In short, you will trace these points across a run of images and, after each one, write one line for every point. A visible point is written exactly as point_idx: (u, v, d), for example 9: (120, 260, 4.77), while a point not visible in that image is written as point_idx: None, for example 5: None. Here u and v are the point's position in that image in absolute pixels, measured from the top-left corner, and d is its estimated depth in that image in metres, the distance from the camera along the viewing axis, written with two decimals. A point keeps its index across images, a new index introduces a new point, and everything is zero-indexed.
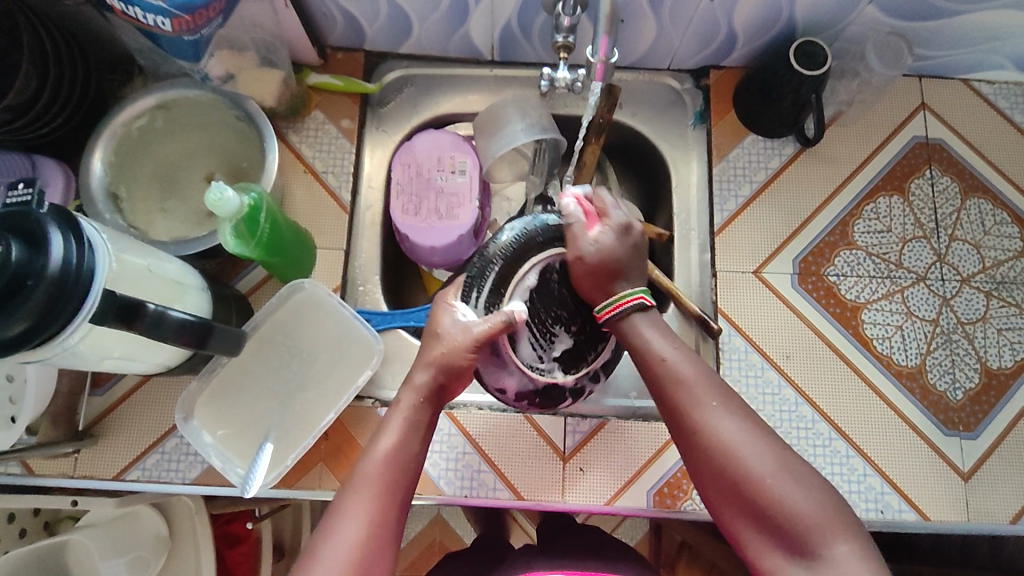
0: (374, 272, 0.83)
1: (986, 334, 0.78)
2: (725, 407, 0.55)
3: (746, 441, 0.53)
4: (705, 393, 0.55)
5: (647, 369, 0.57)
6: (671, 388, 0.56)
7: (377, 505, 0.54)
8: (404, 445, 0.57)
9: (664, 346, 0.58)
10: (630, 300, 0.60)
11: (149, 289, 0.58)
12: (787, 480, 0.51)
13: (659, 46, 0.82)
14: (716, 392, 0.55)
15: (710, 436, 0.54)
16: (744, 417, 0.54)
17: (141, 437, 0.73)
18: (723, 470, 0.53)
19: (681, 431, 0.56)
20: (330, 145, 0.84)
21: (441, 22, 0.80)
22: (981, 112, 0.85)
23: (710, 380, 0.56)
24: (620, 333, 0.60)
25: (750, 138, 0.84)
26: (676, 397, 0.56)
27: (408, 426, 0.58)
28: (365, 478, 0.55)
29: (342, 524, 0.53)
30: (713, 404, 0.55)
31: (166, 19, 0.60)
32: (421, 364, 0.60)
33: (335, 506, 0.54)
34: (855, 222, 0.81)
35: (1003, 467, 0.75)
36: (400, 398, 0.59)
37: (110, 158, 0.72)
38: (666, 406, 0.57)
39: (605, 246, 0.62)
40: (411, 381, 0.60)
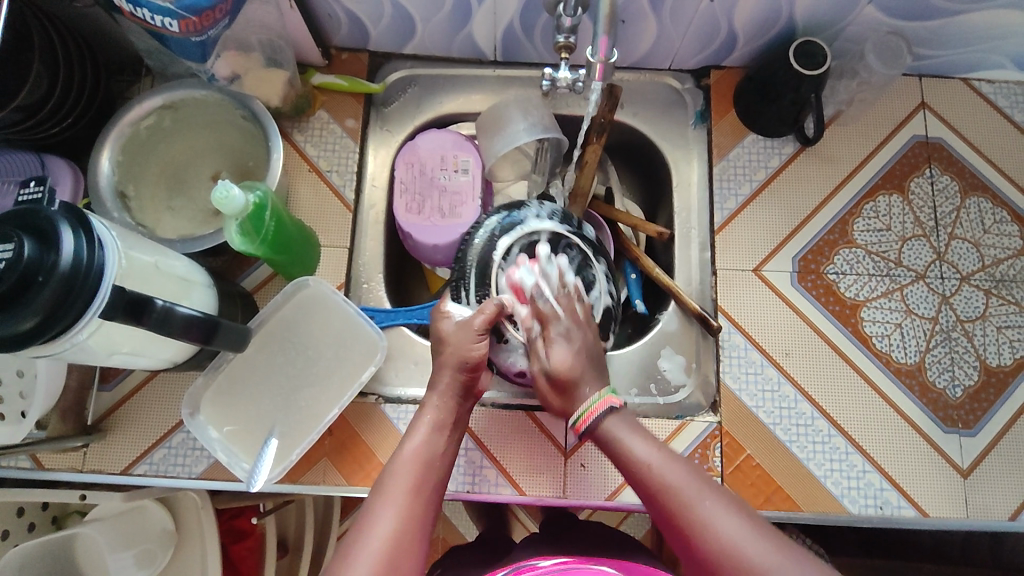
0: (378, 270, 0.84)
1: (985, 332, 0.79)
2: (719, 506, 0.52)
3: (745, 540, 0.49)
4: (693, 494, 0.53)
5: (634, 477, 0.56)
6: (663, 494, 0.54)
7: (415, 494, 0.55)
8: (432, 442, 0.60)
9: (648, 452, 0.56)
10: (602, 406, 0.58)
11: (157, 285, 0.59)
12: (795, 571, 0.48)
13: (660, 46, 0.83)
14: (701, 491, 0.53)
15: (708, 540, 0.50)
16: (737, 513, 0.51)
17: (149, 432, 0.74)
18: (726, 575, 0.49)
19: (680, 539, 0.52)
20: (335, 144, 0.85)
21: (444, 23, 0.81)
22: (981, 111, 0.86)
23: (698, 480, 0.54)
24: (600, 440, 0.59)
25: (751, 137, 0.85)
26: (666, 504, 0.53)
27: (435, 426, 0.61)
28: (401, 470, 0.57)
29: (383, 507, 0.54)
30: (706, 503, 0.52)
31: (174, 21, 0.61)
32: (441, 368, 0.64)
33: (375, 497, 0.55)
34: (854, 221, 0.82)
35: (1002, 464, 0.75)
36: (426, 402, 0.64)
37: (118, 157, 0.73)
38: (661, 515, 0.54)
39: (558, 360, 0.61)
40: (435, 384, 0.64)
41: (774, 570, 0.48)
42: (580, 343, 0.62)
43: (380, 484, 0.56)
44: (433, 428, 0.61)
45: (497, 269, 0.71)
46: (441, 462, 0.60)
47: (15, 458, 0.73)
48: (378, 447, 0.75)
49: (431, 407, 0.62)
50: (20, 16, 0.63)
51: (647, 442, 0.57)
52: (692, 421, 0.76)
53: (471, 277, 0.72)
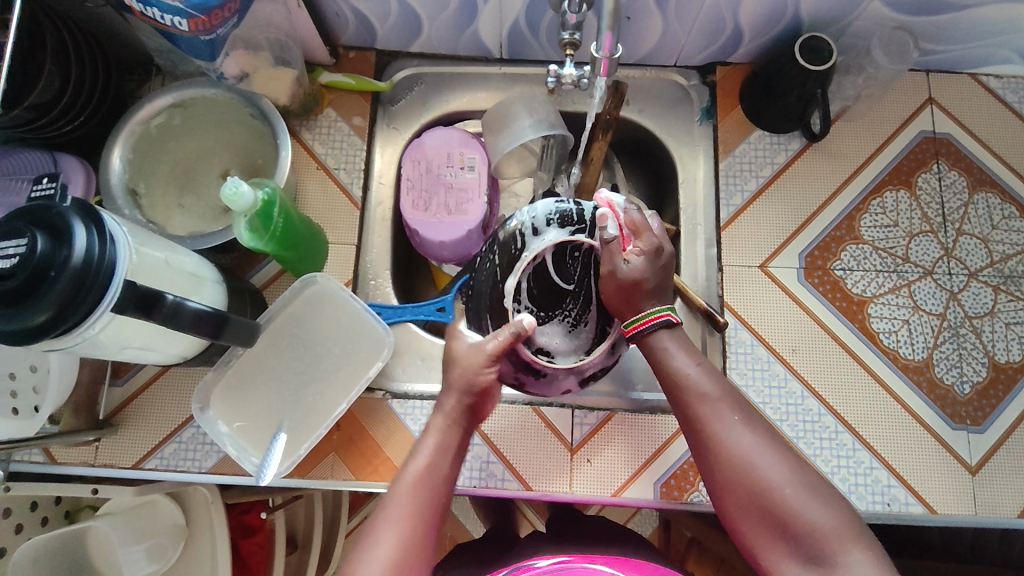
0: (385, 267, 0.85)
1: (994, 328, 0.78)
2: (743, 422, 0.55)
3: (762, 455, 0.54)
4: (723, 407, 0.56)
5: (668, 384, 0.59)
6: (692, 401, 0.57)
7: (411, 524, 0.54)
8: (434, 465, 0.58)
9: (683, 358, 0.59)
10: (658, 318, 0.60)
11: (167, 281, 0.60)
12: (803, 493, 0.52)
13: (665, 43, 0.83)
14: (733, 406, 0.56)
15: (728, 451, 0.54)
16: (759, 432, 0.55)
17: (159, 427, 0.75)
18: (739, 481, 0.53)
19: (699, 444, 0.56)
20: (342, 142, 0.85)
21: (450, 21, 0.81)
22: (989, 107, 0.85)
23: (731, 396, 0.57)
24: (646, 348, 0.61)
25: (756, 133, 0.85)
26: (694, 408, 0.57)
27: (439, 448, 0.60)
28: (399, 496, 0.56)
29: (379, 538, 0.53)
30: (732, 417, 0.55)
31: (183, 20, 0.62)
32: (449, 389, 0.62)
33: (374, 520, 0.55)
34: (862, 216, 0.82)
35: (1011, 461, 0.75)
36: (432, 422, 0.62)
37: (129, 155, 0.74)
38: (686, 417, 0.58)
39: (635, 271, 0.60)
40: (441, 405, 0.62)
41: (785, 487, 0.52)
42: (663, 259, 0.62)
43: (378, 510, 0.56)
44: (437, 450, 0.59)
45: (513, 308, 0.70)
46: (448, 483, 0.58)
47: (29, 452, 0.74)
48: (385, 442, 0.75)
49: (434, 430, 0.61)
50: (33, 16, 0.64)
51: (687, 350, 0.59)
52: None
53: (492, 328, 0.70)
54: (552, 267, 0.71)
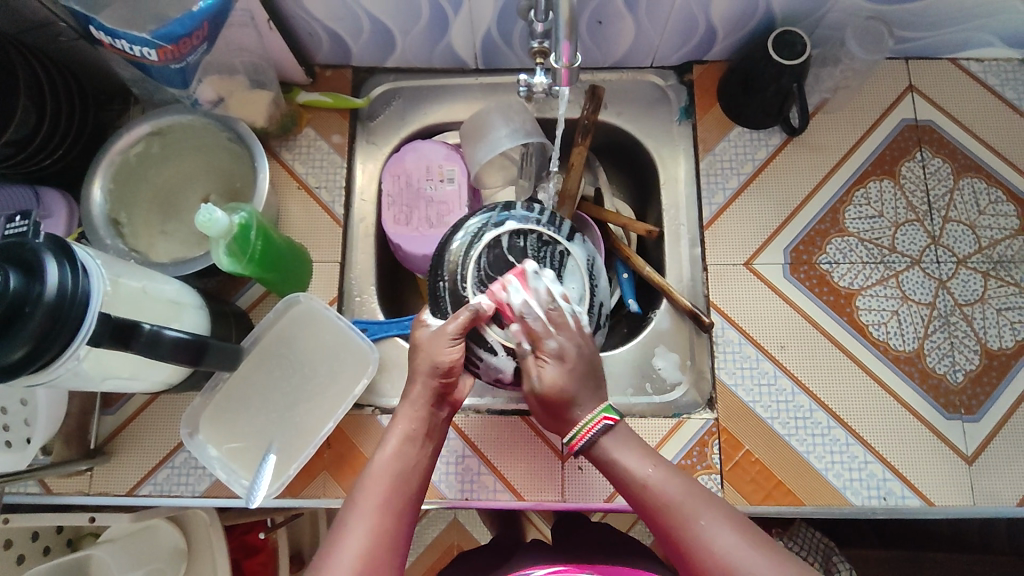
0: (370, 283, 0.85)
1: (985, 315, 0.77)
2: (715, 520, 0.53)
3: (743, 557, 0.51)
4: (691, 512, 0.54)
5: (631, 494, 0.57)
6: (658, 512, 0.56)
7: (383, 510, 0.54)
8: (403, 452, 0.58)
9: (643, 474, 0.57)
10: (595, 425, 0.58)
11: (146, 309, 0.60)
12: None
13: (639, 45, 0.83)
14: (701, 508, 0.54)
15: (707, 559, 0.52)
16: (734, 527, 0.53)
17: (152, 452, 0.76)
18: None
19: (681, 562, 0.54)
20: (322, 161, 0.86)
21: (423, 35, 0.82)
22: (971, 91, 0.84)
23: (694, 497, 0.55)
24: (595, 457, 0.60)
25: (736, 131, 0.84)
26: (665, 518, 0.55)
27: (407, 436, 0.59)
28: (371, 486, 0.56)
29: (350, 532, 0.53)
30: (702, 521, 0.53)
31: (152, 50, 0.63)
32: (413, 377, 0.62)
33: (344, 513, 0.55)
34: (846, 208, 0.81)
35: (1008, 448, 0.74)
36: (398, 411, 0.61)
37: (110, 185, 0.74)
38: (659, 530, 0.56)
39: (550, 380, 0.58)
40: (408, 393, 0.61)
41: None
42: (572, 361, 0.59)
43: (348, 506, 0.55)
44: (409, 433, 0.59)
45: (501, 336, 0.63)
46: (415, 468, 0.59)
47: (24, 484, 0.75)
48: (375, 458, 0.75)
49: (402, 417, 0.60)
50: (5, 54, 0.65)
51: (639, 453, 0.58)
52: (689, 419, 0.75)
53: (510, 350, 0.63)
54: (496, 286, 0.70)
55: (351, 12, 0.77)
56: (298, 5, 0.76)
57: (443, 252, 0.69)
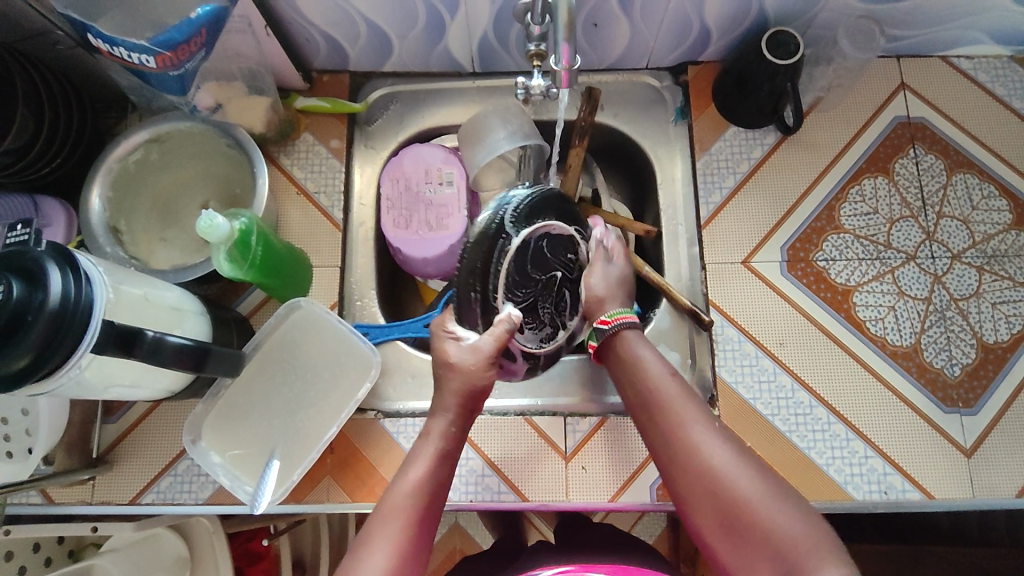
0: (371, 287, 0.85)
1: (981, 309, 0.78)
2: (710, 430, 0.56)
3: (731, 468, 0.54)
4: (691, 416, 0.58)
5: (642, 395, 0.61)
6: (655, 406, 0.60)
7: (409, 524, 0.55)
8: (431, 473, 0.58)
9: (658, 370, 0.62)
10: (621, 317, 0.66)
11: (148, 316, 0.60)
12: (772, 499, 0.52)
13: (635, 46, 0.84)
14: (702, 415, 0.58)
15: (696, 459, 0.55)
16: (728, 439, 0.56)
17: (155, 460, 0.76)
18: (707, 490, 0.54)
19: (669, 459, 0.57)
20: (321, 166, 0.86)
21: (420, 39, 0.82)
22: (962, 88, 0.85)
23: (694, 404, 0.59)
24: (619, 356, 0.65)
25: (731, 130, 0.85)
26: (666, 417, 0.59)
27: (437, 457, 0.60)
28: (397, 506, 0.56)
29: (374, 547, 0.53)
30: (699, 427, 0.57)
31: (151, 57, 0.63)
32: (445, 397, 0.63)
33: (369, 526, 0.55)
34: (841, 206, 0.82)
35: (1006, 441, 0.74)
36: (431, 428, 0.62)
37: (109, 193, 0.74)
38: (656, 428, 0.59)
39: (599, 285, 0.69)
40: (444, 409, 0.63)
41: (752, 499, 0.52)
42: (621, 276, 0.70)
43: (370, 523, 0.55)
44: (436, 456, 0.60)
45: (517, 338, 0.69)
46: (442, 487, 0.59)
47: (26, 495, 0.74)
48: (379, 463, 0.75)
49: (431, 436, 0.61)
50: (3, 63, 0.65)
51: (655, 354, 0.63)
52: None
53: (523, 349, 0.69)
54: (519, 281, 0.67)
55: (347, 17, 0.77)
56: (294, 10, 0.76)
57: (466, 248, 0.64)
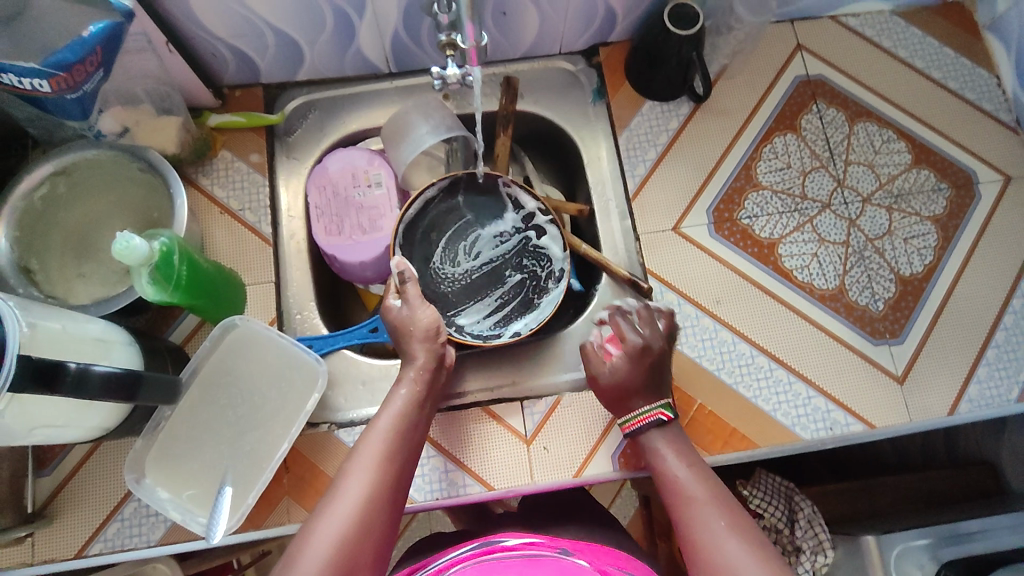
0: (310, 298, 0.83)
1: (894, 245, 0.83)
2: (728, 523, 0.56)
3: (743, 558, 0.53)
4: (709, 509, 0.57)
5: (664, 482, 0.62)
6: (681, 500, 0.59)
7: (387, 461, 0.61)
8: (407, 413, 0.66)
9: (677, 465, 0.63)
10: (648, 417, 0.67)
11: (69, 352, 0.57)
12: None
13: (545, 33, 0.86)
14: (721, 508, 0.57)
15: (710, 542, 0.55)
16: (741, 528, 0.55)
17: (98, 507, 0.72)
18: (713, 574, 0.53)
19: (686, 543, 0.57)
20: (243, 182, 0.84)
21: (330, 44, 0.81)
22: (851, 43, 0.91)
23: (716, 497, 0.58)
24: (642, 449, 0.67)
25: (647, 105, 0.88)
26: (683, 509, 0.59)
27: (412, 400, 0.68)
28: (371, 445, 0.62)
29: (351, 479, 0.59)
30: (717, 520, 0.56)
31: (44, 80, 0.61)
32: (414, 344, 0.72)
33: (348, 465, 0.61)
34: (757, 164, 0.85)
35: (933, 365, 0.79)
36: (404, 376, 0.70)
37: (14, 232, 0.71)
38: (674, 509, 0.60)
39: (616, 375, 0.71)
40: (412, 358, 0.71)
41: None
42: (650, 358, 0.71)
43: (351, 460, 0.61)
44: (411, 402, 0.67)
45: (473, 306, 0.85)
46: (415, 429, 0.66)
47: None
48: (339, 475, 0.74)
49: (409, 381, 0.69)
50: None
51: (680, 459, 0.63)
52: None
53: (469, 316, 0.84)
54: (494, 267, 0.86)
55: (252, 27, 0.76)
56: (197, 25, 0.74)
57: (494, 257, 0.86)
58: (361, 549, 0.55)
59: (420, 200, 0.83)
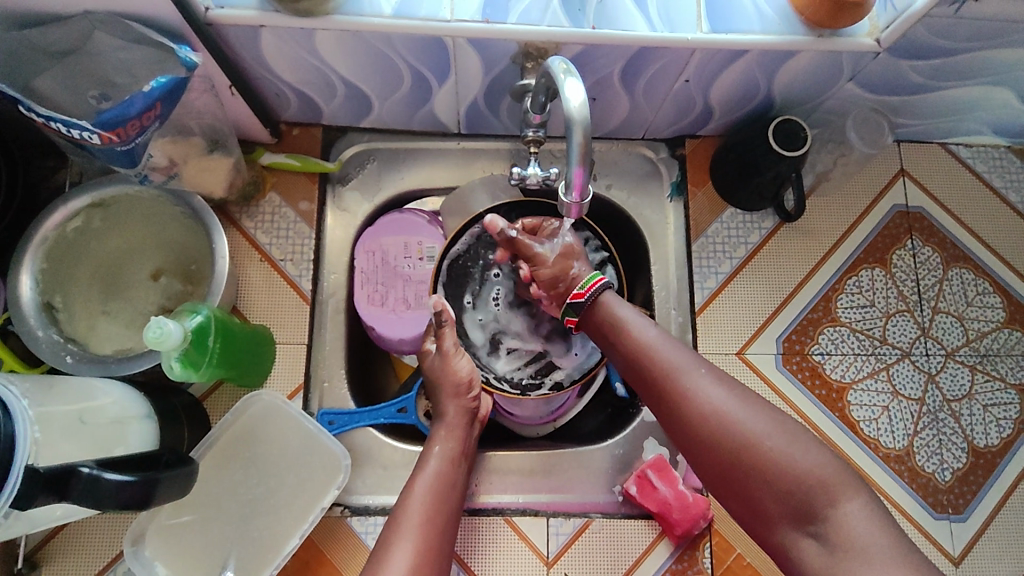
0: (340, 366, 0.78)
1: (972, 411, 0.77)
2: (709, 377, 0.58)
3: (737, 409, 0.55)
4: (684, 369, 0.59)
5: (626, 350, 0.63)
6: (652, 369, 0.60)
7: (428, 523, 0.61)
8: (443, 472, 0.66)
9: (638, 324, 0.64)
10: (595, 284, 0.68)
11: (84, 442, 0.52)
12: (781, 438, 0.53)
13: (633, 119, 0.79)
14: (694, 363, 0.59)
15: (700, 403, 0.56)
16: (727, 385, 0.57)
17: (89, 565, 0.68)
18: (716, 434, 0.55)
19: (676, 415, 0.58)
20: (288, 230, 0.78)
21: (403, 101, 0.75)
22: (958, 177, 0.84)
23: (686, 357, 0.60)
24: (593, 319, 0.68)
25: (729, 211, 0.82)
26: (662, 379, 0.59)
27: (446, 458, 0.67)
28: (412, 508, 0.62)
29: (396, 548, 0.58)
30: (696, 374, 0.58)
31: (95, 134, 0.55)
32: (446, 399, 0.71)
33: (389, 534, 0.60)
34: (838, 297, 0.79)
35: (993, 550, 0.73)
36: (436, 432, 0.70)
37: (42, 265, 0.66)
38: (656, 397, 0.60)
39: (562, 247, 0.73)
40: (443, 415, 0.70)
41: (764, 438, 0.53)
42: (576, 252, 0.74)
43: (395, 527, 0.60)
44: (446, 465, 0.66)
45: (507, 356, 0.79)
46: (452, 491, 0.65)
47: None
48: (345, 567, 0.70)
49: (443, 440, 0.68)
50: None
51: (638, 318, 0.64)
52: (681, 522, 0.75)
53: (502, 366, 0.78)
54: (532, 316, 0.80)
55: (324, 77, 0.70)
56: (267, 70, 0.68)
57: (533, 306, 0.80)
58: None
59: (468, 236, 0.78)
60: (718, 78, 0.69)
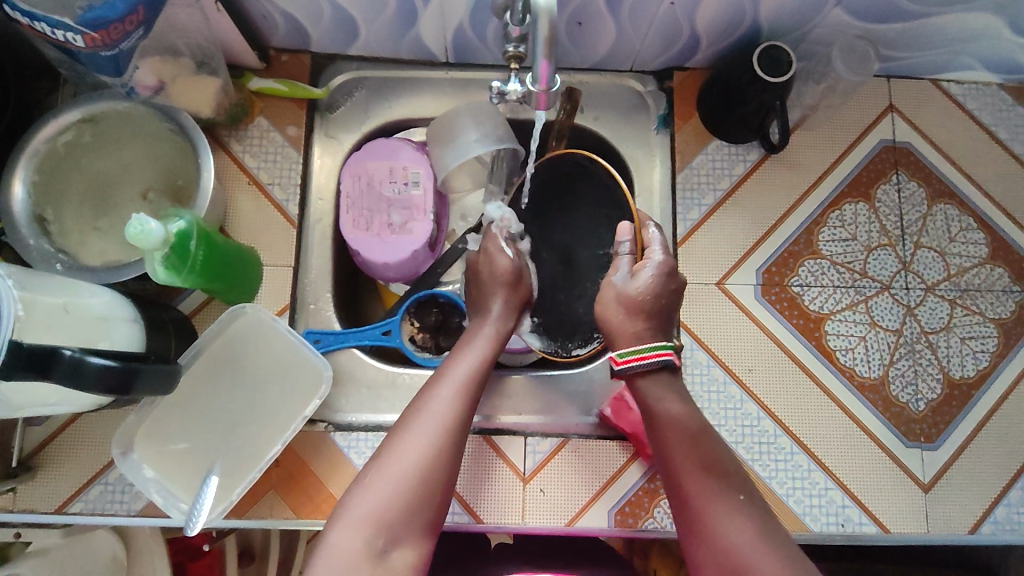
0: (325, 289, 0.79)
1: (950, 343, 0.78)
2: (732, 509, 0.53)
3: (757, 553, 0.50)
4: (710, 494, 0.54)
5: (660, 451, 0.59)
6: (678, 481, 0.56)
7: (462, 398, 0.60)
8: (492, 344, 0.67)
9: (680, 427, 0.59)
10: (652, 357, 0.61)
11: (69, 332, 0.54)
12: None
13: (619, 48, 0.79)
14: (724, 486, 0.55)
15: (718, 537, 0.52)
16: (755, 520, 0.52)
17: (83, 468, 0.70)
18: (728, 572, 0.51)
19: (692, 536, 0.54)
20: (276, 154, 0.79)
21: (389, 25, 0.75)
22: (949, 113, 0.83)
23: (717, 479, 0.55)
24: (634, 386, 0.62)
25: (714, 143, 0.81)
26: (687, 494, 0.55)
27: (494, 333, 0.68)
28: (458, 366, 0.63)
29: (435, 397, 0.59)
30: (721, 503, 0.53)
31: (78, 36, 0.56)
32: (496, 281, 0.72)
33: (432, 384, 0.61)
34: (820, 230, 0.79)
35: (963, 477, 0.75)
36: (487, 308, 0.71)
37: (34, 177, 0.68)
38: (679, 504, 0.56)
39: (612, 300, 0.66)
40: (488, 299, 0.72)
41: None
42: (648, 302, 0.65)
43: (427, 395, 0.60)
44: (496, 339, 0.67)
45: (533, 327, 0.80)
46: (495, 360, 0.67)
47: None
48: (328, 477, 0.72)
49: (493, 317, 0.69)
50: None
51: (684, 414, 0.60)
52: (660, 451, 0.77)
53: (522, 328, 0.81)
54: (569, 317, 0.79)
55: None
56: None
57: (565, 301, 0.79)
58: (446, 464, 0.56)
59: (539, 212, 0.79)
60: (703, 1, 0.69)
